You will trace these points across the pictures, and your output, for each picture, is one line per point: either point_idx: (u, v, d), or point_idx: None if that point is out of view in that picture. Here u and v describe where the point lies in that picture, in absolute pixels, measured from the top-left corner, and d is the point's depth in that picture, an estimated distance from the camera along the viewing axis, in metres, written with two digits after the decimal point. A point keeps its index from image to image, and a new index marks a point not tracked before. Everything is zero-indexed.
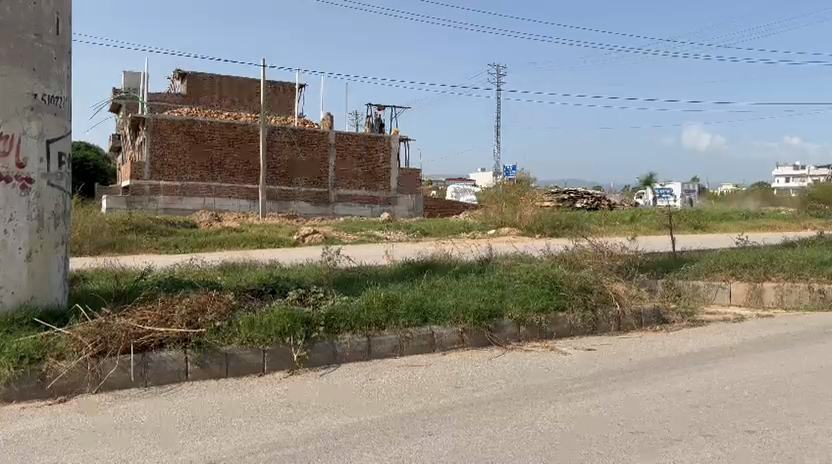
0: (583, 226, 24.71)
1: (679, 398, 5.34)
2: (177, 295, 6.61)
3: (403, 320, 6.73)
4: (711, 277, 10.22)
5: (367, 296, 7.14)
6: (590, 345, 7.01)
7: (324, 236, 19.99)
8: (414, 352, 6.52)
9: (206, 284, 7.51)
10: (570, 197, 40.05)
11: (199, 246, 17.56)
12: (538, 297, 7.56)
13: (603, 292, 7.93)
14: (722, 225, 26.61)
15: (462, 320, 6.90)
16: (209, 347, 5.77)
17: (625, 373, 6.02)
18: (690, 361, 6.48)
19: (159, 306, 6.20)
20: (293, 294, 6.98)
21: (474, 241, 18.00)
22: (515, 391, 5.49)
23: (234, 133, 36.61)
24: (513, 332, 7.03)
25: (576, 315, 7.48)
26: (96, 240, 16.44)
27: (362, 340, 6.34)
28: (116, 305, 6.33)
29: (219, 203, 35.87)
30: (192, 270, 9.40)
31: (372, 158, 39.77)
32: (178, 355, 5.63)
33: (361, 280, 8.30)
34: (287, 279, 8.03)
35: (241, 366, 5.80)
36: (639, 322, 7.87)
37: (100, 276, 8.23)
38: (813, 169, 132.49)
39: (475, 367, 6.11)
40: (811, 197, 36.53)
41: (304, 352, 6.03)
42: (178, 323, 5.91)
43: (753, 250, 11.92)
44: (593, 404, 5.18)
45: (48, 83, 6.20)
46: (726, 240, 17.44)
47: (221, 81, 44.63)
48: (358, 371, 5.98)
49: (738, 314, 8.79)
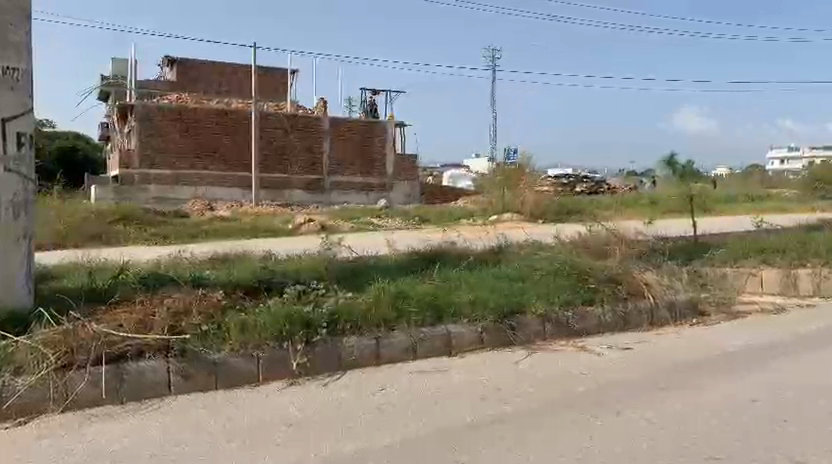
0: (587, 211, 23.99)
1: (744, 410, 4.61)
2: (157, 294, 5.80)
3: (415, 318, 5.99)
4: (740, 263, 9.55)
5: (372, 291, 6.37)
6: (624, 344, 6.26)
7: (319, 225, 19.18)
8: (428, 355, 5.78)
9: (193, 280, 6.66)
10: (570, 182, 39.26)
11: (190, 236, 16.73)
12: (562, 290, 6.81)
13: (634, 283, 7.17)
14: (729, 208, 25.89)
15: (481, 318, 6.16)
16: (194, 355, 5.00)
17: (673, 377, 5.29)
18: (743, 360, 5.76)
19: (136, 309, 5.40)
20: (291, 292, 6.16)
21: (479, 228, 17.11)
22: (551, 401, 4.75)
23: (226, 120, 35.50)
24: (538, 330, 6.29)
25: (605, 309, 6.73)
26: (81, 231, 15.60)
27: (370, 342, 5.59)
28: (87, 307, 5.52)
29: (211, 193, 34.87)
30: (180, 264, 8.55)
31: (367, 144, 38.83)
32: (160, 365, 4.87)
33: (366, 273, 7.49)
34: (283, 273, 7.18)
35: (231, 376, 5.06)
36: (673, 316, 7.15)
37: (73, 273, 7.37)
38: (808, 151, 132.12)
39: (501, 373, 5.36)
40: (815, 179, 35.76)
41: (304, 358, 5.28)
42: (159, 329, 5.11)
43: (780, 234, 11.21)
44: (647, 418, 4.44)
45: (4, 53, 5.35)
46: (743, 224, 16.68)
47: (212, 68, 43.53)
48: (367, 379, 5.23)
49: (776, 304, 8.13)
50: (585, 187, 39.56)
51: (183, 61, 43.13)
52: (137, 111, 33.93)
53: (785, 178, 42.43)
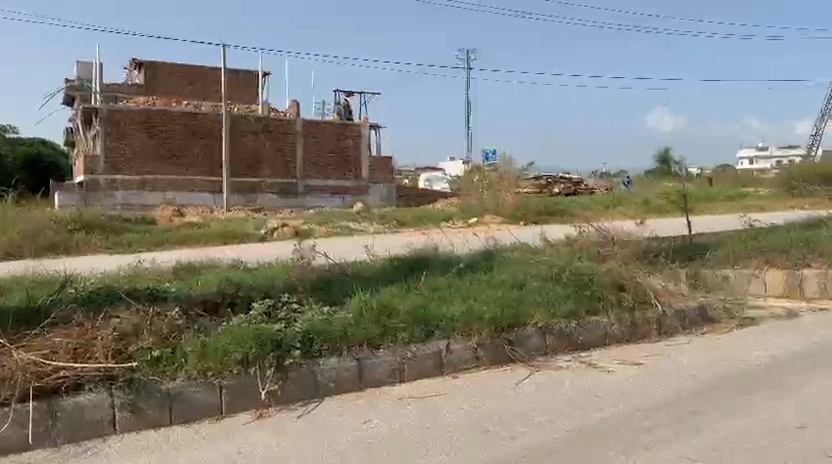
0: (567, 212, 23.50)
1: (792, 438, 4.00)
2: (102, 314, 4.98)
3: (403, 334, 5.27)
4: (742, 265, 9.04)
5: (354, 304, 5.65)
6: (634, 358, 5.64)
7: (293, 230, 18.38)
8: (418, 378, 5.08)
9: (148, 294, 5.86)
10: (547, 183, 38.94)
11: (157, 244, 15.82)
12: (564, 298, 6.16)
13: (639, 290, 6.56)
14: (708, 207, 25.66)
15: (477, 331, 5.47)
16: (145, 386, 4.22)
17: (701, 400, 4.66)
18: (774, 378, 5.17)
19: (75, 332, 4.59)
20: (258, 307, 5.40)
21: (460, 231, 16.46)
22: (567, 435, 4.09)
23: (195, 124, 34.40)
24: (538, 345, 5.62)
25: (612, 319, 6.09)
26: (36, 241, 14.56)
27: (351, 364, 4.87)
28: (16, 332, 4.67)
29: (181, 198, 33.77)
30: (137, 275, 7.71)
31: (342, 146, 38.01)
32: (102, 399, 4.09)
33: (343, 283, 6.72)
34: (250, 286, 6.39)
35: (187, 408, 4.29)
36: (683, 324, 6.56)
37: (11, 288, 6.48)
38: (775, 149, 134.36)
39: (504, 399, 4.69)
40: (788, 176, 36.01)
41: (275, 386, 4.55)
42: (101, 356, 4.32)
43: (777, 233, 10.74)
44: (681, 453, 3.80)
45: None
46: (729, 223, 16.29)
47: (180, 71, 42.24)
48: (349, 409, 4.52)
49: (787, 308, 7.60)
50: (562, 187, 39.31)
51: (151, 65, 41.75)
52: (102, 115, 32.68)
53: (757, 176, 42.73)
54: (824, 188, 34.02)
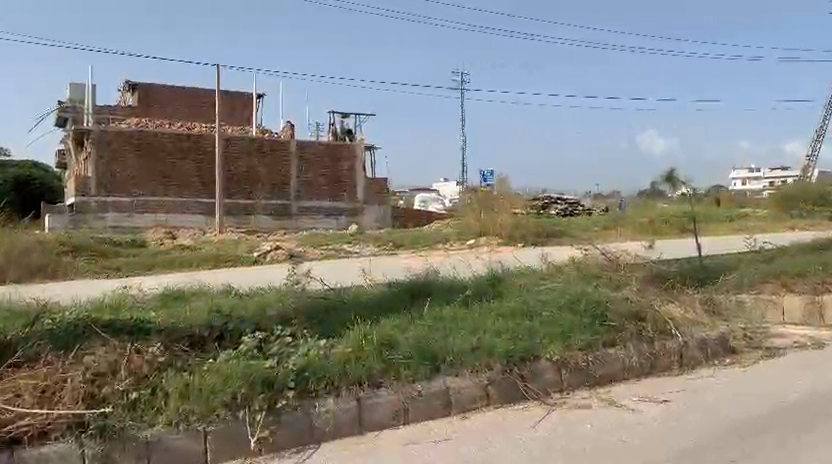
0: (565, 233, 23.16)
1: None
2: (74, 351, 4.49)
3: (408, 371, 4.81)
4: (758, 289, 8.66)
5: (352, 338, 5.19)
6: (657, 394, 5.21)
7: (288, 252, 17.90)
8: (424, 418, 4.62)
9: (128, 326, 5.37)
10: (543, 204, 38.66)
11: (148, 268, 15.30)
12: (579, 328, 5.72)
13: (657, 319, 6.16)
14: (706, 228, 25.35)
15: (487, 366, 5.03)
16: (119, 433, 3.74)
17: (739, 442, 4.25)
18: (812, 415, 4.77)
19: (44, 372, 4.13)
20: (248, 342, 4.93)
21: (458, 254, 16.04)
22: None
23: (189, 145, 34.07)
24: (554, 380, 5.20)
25: (630, 351, 5.67)
26: (22, 264, 13.99)
27: (351, 404, 4.42)
28: None
29: (174, 220, 33.24)
30: (122, 304, 7.22)
31: (336, 168, 37.68)
32: (68, 450, 3.60)
33: (340, 312, 6.25)
34: (241, 316, 5.92)
35: (167, 458, 3.81)
36: (705, 355, 6.14)
37: None
38: (766, 172, 135.14)
39: (521, 442, 4.24)
40: (784, 197, 35.80)
41: (267, 431, 4.07)
42: (70, 401, 3.85)
43: (790, 255, 10.38)
44: None
45: None
46: (733, 245, 15.94)
47: (175, 93, 41.97)
48: (349, 456, 4.04)
49: (810, 336, 7.22)
50: (557, 209, 39.01)
51: (144, 86, 41.43)
52: (94, 136, 32.34)
53: (753, 197, 42.56)
54: (820, 209, 33.81)
